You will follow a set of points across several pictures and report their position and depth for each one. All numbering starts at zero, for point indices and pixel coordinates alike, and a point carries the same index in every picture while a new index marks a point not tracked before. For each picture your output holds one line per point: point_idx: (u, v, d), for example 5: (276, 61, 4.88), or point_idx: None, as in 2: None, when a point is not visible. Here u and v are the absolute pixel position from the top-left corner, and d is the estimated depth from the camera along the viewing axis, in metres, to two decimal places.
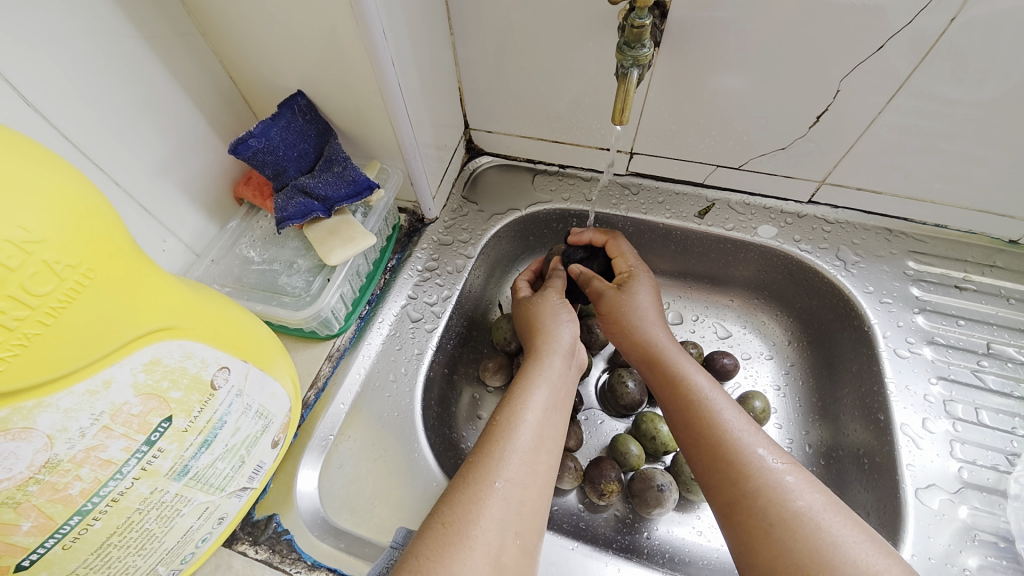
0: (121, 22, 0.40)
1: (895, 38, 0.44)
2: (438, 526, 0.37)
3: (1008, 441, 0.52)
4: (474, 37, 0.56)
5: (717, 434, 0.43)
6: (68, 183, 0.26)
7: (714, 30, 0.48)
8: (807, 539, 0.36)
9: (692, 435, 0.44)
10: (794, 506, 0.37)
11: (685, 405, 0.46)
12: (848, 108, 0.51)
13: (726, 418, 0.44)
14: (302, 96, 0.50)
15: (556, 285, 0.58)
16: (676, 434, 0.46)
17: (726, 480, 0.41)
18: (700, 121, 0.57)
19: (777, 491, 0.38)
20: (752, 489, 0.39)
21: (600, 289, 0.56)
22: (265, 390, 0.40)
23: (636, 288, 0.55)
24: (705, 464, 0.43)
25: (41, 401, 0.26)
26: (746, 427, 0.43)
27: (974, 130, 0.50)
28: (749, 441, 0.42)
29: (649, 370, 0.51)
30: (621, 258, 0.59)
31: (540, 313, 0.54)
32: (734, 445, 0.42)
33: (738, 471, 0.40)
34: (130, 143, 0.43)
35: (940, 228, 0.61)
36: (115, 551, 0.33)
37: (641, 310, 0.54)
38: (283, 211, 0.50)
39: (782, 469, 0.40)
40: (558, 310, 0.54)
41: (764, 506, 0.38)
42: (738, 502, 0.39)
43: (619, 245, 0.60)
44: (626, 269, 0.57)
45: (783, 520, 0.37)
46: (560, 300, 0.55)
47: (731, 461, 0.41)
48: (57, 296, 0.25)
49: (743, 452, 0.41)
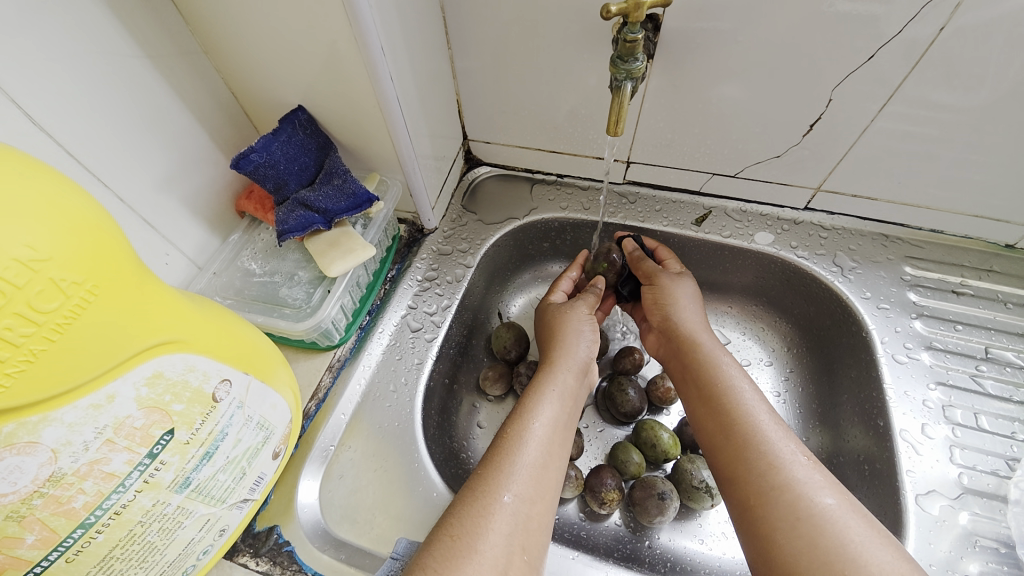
0: (126, 42, 0.41)
1: (886, 46, 0.45)
2: (447, 539, 0.37)
3: (1007, 445, 0.52)
4: (471, 50, 0.57)
5: (749, 424, 0.43)
6: (75, 201, 0.27)
7: (707, 41, 0.49)
8: (834, 537, 0.36)
9: (722, 424, 0.45)
10: (820, 503, 0.38)
11: (716, 396, 0.46)
12: (840, 116, 0.52)
13: (759, 413, 0.44)
14: (302, 110, 0.51)
15: (589, 299, 0.57)
16: (705, 423, 0.46)
17: (750, 472, 0.41)
18: (696, 130, 0.58)
19: (805, 487, 0.39)
20: (780, 483, 0.39)
21: (649, 271, 0.58)
22: (266, 402, 0.40)
23: (681, 281, 0.57)
24: (731, 454, 0.43)
25: (45, 416, 0.26)
26: (776, 424, 0.43)
27: (967, 136, 0.50)
28: (780, 436, 0.42)
29: (685, 359, 0.51)
30: (671, 259, 0.60)
31: (566, 321, 0.54)
32: (763, 438, 0.42)
33: (767, 463, 0.40)
34: (134, 161, 0.44)
35: (936, 233, 0.61)
36: (118, 564, 0.33)
37: (685, 298, 0.56)
38: (284, 224, 0.50)
39: (809, 466, 0.40)
40: (581, 325, 0.54)
41: (791, 500, 0.38)
42: (763, 495, 0.39)
43: (669, 251, 0.61)
44: (677, 266, 0.59)
45: (810, 516, 0.37)
46: (588, 314, 0.55)
47: (760, 453, 0.41)
48: (62, 313, 0.26)
49: (772, 446, 0.41)
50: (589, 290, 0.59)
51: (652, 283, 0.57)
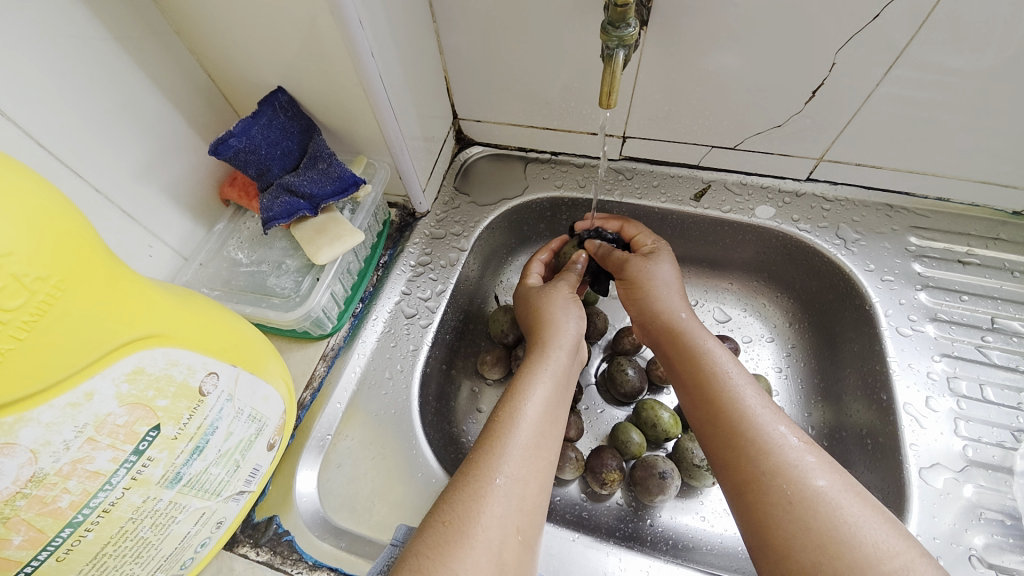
0: (90, 23, 0.39)
1: (893, 5, 0.43)
2: (439, 525, 0.36)
3: (1013, 416, 0.51)
4: (456, 22, 0.54)
5: (737, 409, 0.42)
6: (36, 193, 0.26)
7: (703, 6, 0.46)
8: (827, 519, 0.35)
9: (711, 408, 0.43)
10: (813, 486, 0.37)
11: (704, 381, 0.45)
12: (843, 81, 0.50)
13: (747, 396, 0.43)
14: (282, 92, 0.49)
15: (569, 279, 0.56)
16: (694, 407, 0.45)
17: (741, 457, 0.40)
18: (693, 101, 0.56)
19: (797, 470, 0.38)
20: (771, 467, 0.38)
21: (619, 260, 0.56)
22: (257, 393, 0.39)
23: (658, 261, 0.55)
24: (721, 440, 0.42)
25: (21, 416, 0.26)
26: (766, 406, 0.42)
27: (977, 99, 0.48)
28: (769, 419, 0.41)
29: (668, 346, 0.50)
30: (641, 237, 0.58)
31: (548, 304, 0.53)
32: (753, 422, 0.41)
33: (757, 448, 0.40)
34: (109, 151, 0.42)
35: (942, 201, 0.60)
36: (111, 560, 0.33)
37: (663, 283, 0.53)
38: (269, 211, 0.49)
39: (801, 449, 0.39)
40: (568, 303, 0.53)
41: (782, 485, 0.37)
42: (754, 480, 0.39)
43: (636, 228, 0.60)
44: (648, 245, 0.57)
45: (803, 499, 0.36)
46: (570, 296, 0.54)
47: (750, 438, 0.40)
48: (28, 310, 0.25)
49: (762, 430, 0.40)
50: (568, 269, 0.58)
51: (625, 276, 0.55)
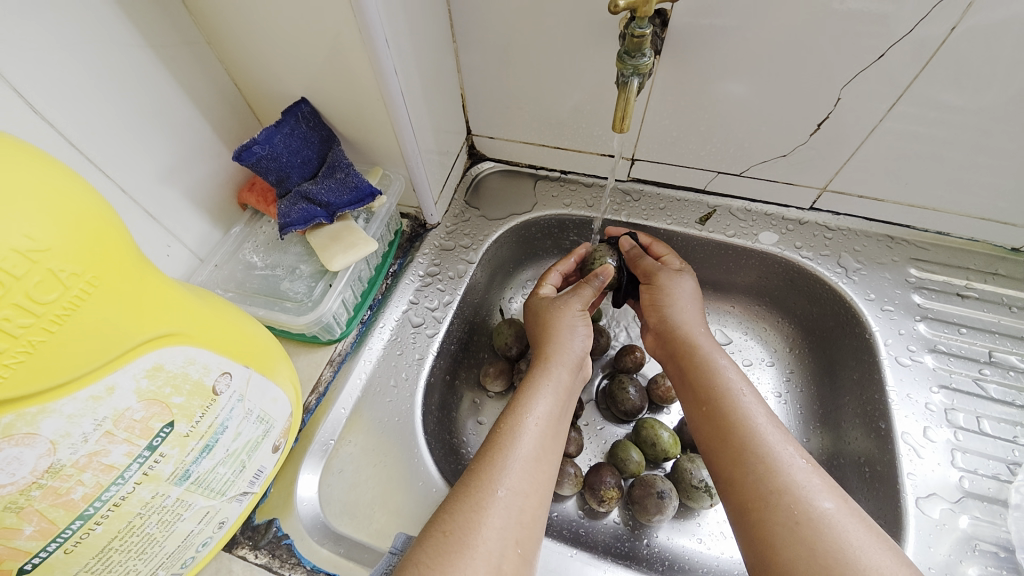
0: (128, 31, 0.41)
1: (896, 46, 0.45)
2: (439, 535, 0.37)
3: (1009, 450, 0.52)
4: (476, 43, 0.56)
5: (747, 427, 0.43)
6: (74, 191, 0.27)
7: (715, 38, 0.48)
8: (834, 541, 0.36)
9: (719, 427, 0.44)
10: (819, 508, 0.37)
11: (714, 399, 0.46)
12: (847, 116, 0.52)
13: (755, 414, 0.44)
14: (305, 103, 0.51)
15: (585, 294, 0.55)
16: (702, 424, 0.46)
17: (750, 476, 0.40)
18: (702, 128, 0.57)
19: (803, 491, 0.38)
20: (777, 487, 0.39)
21: (651, 267, 0.57)
22: (267, 395, 0.40)
23: (681, 277, 0.56)
24: (729, 456, 0.43)
25: (45, 407, 0.26)
26: (774, 426, 0.43)
27: (976, 137, 0.50)
28: (777, 439, 0.42)
29: (680, 362, 0.51)
30: (670, 256, 0.59)
31: (553, 322, 0.53)
32: (761, 442, 0.42)
33: (766, 467, 0.40)
34: (136, 152, 0.43)
35: (941, 235, 0.61)
36: (116, 555, 0.33)
37: (682, 298, 0.55)
38: (286, 217, 0.50)
39: (808, 471, 0.40)
40: (574, 320, 0.53)
41: (789, 504, 0.38)
42: (761, 499, 0.39)
43: (663, 248, 0.61)
44: (676, 264, 0.58)
45: (809, 519, 0.37)
46: (579, 312, 0.54)
47: (758, 457, 0.41)
48: (61, 304, 0.26)
49: (770, 450, 0.41)
50: (588, 282, 0.55)
51: (651, 283, 0.56)
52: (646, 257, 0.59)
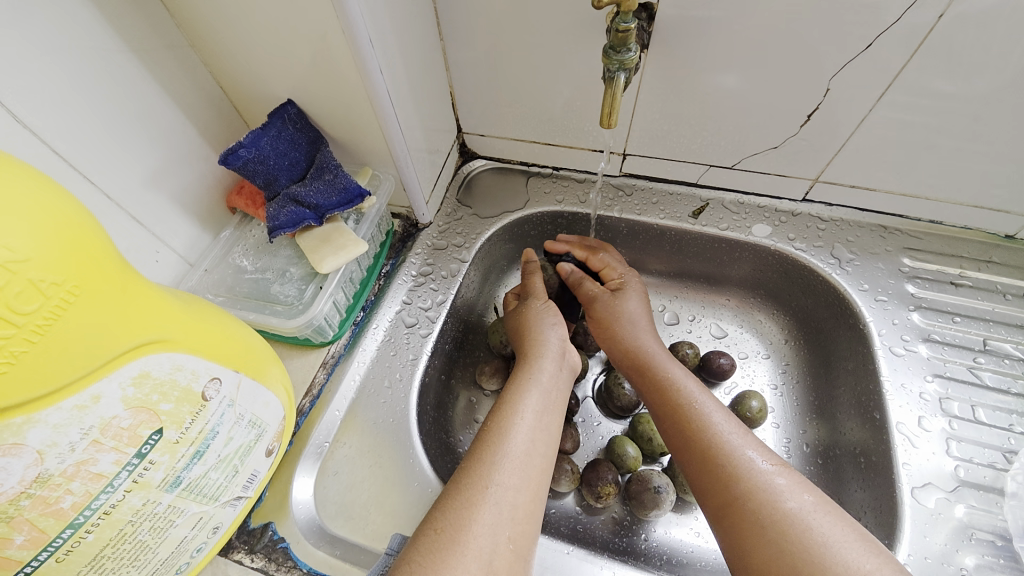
0: (110, 37, 0.40)
1: (886, 34, 0.44)
2: (431, 532, 0.37)
3: (1005, 438, 0.52)
4: (463, 41, 0.56)
5: (707, 436, 0.43)
6: (54, 200, 0.26)
7: (703, 30, 0.48)
8: (799, 541, 0.36)
9: (682, 437, 0.44)
10: (784, 507, 0.37)
11: (675, 412, 0.46)
12: (837, 106, 0.51)
13: (717, 422, 0.44)
14: (292, 104, 0.50)
15: (536, 290, 0.57)
16: (667, 438, 0.46)
17: (717, 482, 0.40)
18: (693, 121, 0.57)
19: (768, 493, 0.38)
20: (742, 492, 0.39)
21: (590, 293, 0.57)
22: (258, 399, 0.40)
23: (625, 295, 0.57)
24: (696, 467, 0.42)
25: (30, 417, 0.26)
26: (735, 430, 0.43)
27: (968, 125, 0.49)
28: (738, 443, 0.42)
29: (638, 377, 0.51)
30: (609, 269, 0.60)
31: (528, 318, 0.54)
32: (722, 449, 0.42)
33: (729, 474, 0.40)
34: (122, 158, 0.43)
35: (935, 224, 0.61)
36: (109, 563, 0.33)
37: (629, 318, 0.55)
38: (274, 220, 0.50)
39: (771, 472, 0.40)
40: (544, 313, 0.54)
41: (754, 509, 0.38)
42: (732, 505, 0.39)
43: (603, 258, 0.61)
44: (616, 278, 0.59)
45: (775, 522, 0.37)
46: (543, 304, 0.55)
47: (722, 463, 0.41)
48: (43, 314, 0.25)
49: (732, 456, 0.41)
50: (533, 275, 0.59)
51: (593, 310, 0.57)
52: (586, 281, 0.59)
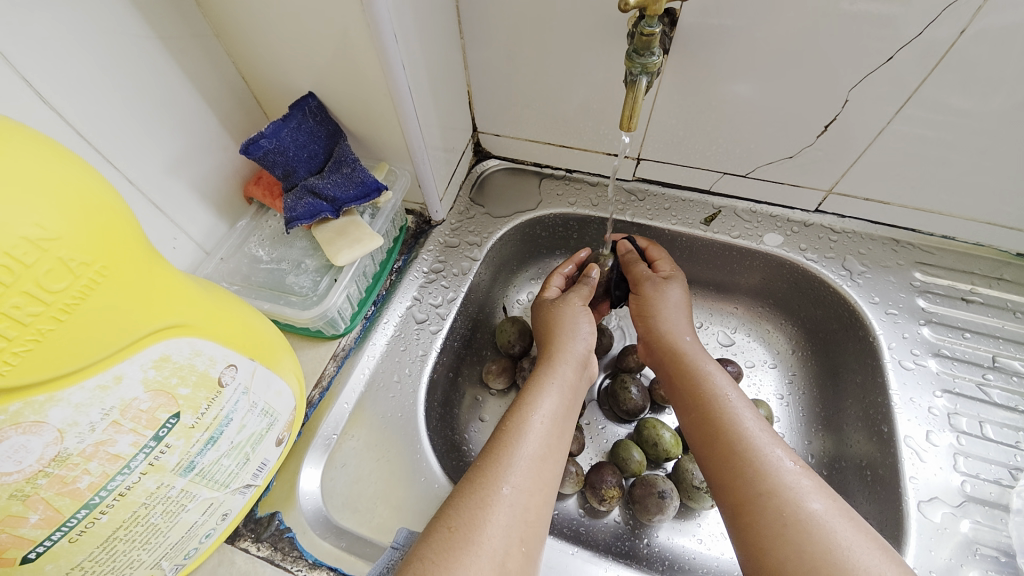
0: (137, 24, 0.41)
1: (906, 48, 0.44)
2: (444, 530, 0.37)
3: (1012, 455, 0.52)
4: (483, 40, 0.56)
5: (736, 431, 0.43)
6: (84, 181, 0.27)
7: (724, 38, 0.48)
8: (821, 542, 0.36)
9: (709, 428, 0.44)
10: (807, 509, 0.37)
11: (705, 404, 0.46)
12: (854, 118, 0.51)
13: (745, 418, 0.44)
14: (313, 97, 0.51)
15: (582, 291, 0.57)
16: (693, 430, 0.46)
17: (739, 478, 0.41)
18: (709, 128, 0.57)
19: (792, 493, 0.38)
20: (766, 489, 0.39)
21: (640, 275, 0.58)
22: (271, 388, 0.40)
23: (670, 285, 0.56)
24: (719, 462, 0.42)
25: (52, 395, 0.26)
26: (763, 429, 0.43)
27: (983, 141, 0.49)
28: (766, 442, 0.42)
29: (669, 367, 0.51)
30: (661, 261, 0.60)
31: (557, 317, 0.54)
32: (750, 445, 0.42)
33: (756, 470, 0.40)
34: (144, 144, 0.44)
35: (947, 239, 0.61)
36: (120, 545, 0.34)
37: (673, 307, 0.55)
38: (292, 212, 0.50)
39: (797, 472, 0.40)
40: (577, 313, 0.54)
41: (777, 506, 0.38)
42: (751, 502, 0.39)
43: (660, 251, 0.61)
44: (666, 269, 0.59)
45: (797, 521, 0.37)
46: (582, 308, 0.55)
47: (748, 459, 0.41)
48: (71, 293, 0.26)
49: (758, 453, 0.41)
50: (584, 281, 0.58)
51: (639, 293, 0.57)
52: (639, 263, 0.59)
